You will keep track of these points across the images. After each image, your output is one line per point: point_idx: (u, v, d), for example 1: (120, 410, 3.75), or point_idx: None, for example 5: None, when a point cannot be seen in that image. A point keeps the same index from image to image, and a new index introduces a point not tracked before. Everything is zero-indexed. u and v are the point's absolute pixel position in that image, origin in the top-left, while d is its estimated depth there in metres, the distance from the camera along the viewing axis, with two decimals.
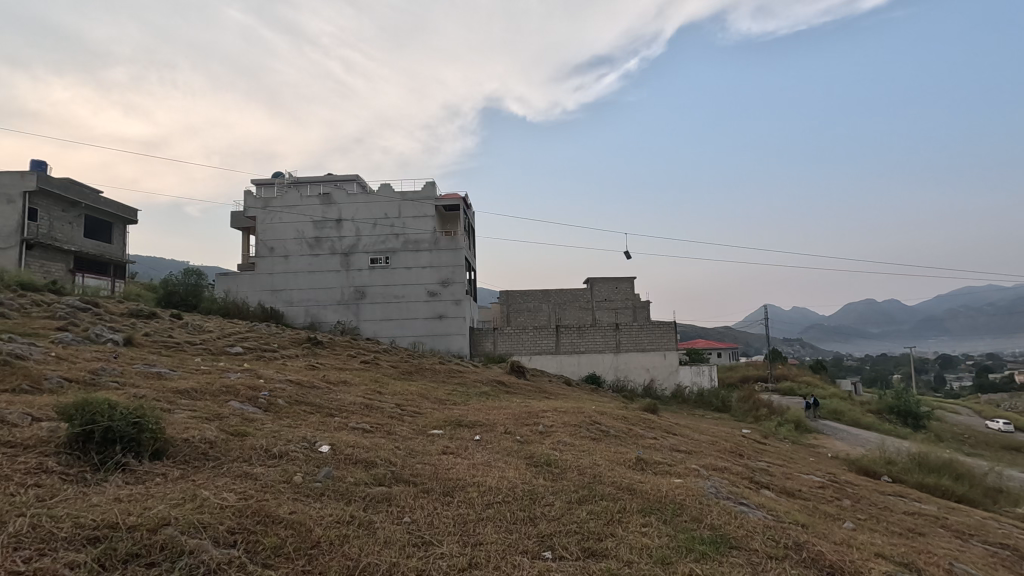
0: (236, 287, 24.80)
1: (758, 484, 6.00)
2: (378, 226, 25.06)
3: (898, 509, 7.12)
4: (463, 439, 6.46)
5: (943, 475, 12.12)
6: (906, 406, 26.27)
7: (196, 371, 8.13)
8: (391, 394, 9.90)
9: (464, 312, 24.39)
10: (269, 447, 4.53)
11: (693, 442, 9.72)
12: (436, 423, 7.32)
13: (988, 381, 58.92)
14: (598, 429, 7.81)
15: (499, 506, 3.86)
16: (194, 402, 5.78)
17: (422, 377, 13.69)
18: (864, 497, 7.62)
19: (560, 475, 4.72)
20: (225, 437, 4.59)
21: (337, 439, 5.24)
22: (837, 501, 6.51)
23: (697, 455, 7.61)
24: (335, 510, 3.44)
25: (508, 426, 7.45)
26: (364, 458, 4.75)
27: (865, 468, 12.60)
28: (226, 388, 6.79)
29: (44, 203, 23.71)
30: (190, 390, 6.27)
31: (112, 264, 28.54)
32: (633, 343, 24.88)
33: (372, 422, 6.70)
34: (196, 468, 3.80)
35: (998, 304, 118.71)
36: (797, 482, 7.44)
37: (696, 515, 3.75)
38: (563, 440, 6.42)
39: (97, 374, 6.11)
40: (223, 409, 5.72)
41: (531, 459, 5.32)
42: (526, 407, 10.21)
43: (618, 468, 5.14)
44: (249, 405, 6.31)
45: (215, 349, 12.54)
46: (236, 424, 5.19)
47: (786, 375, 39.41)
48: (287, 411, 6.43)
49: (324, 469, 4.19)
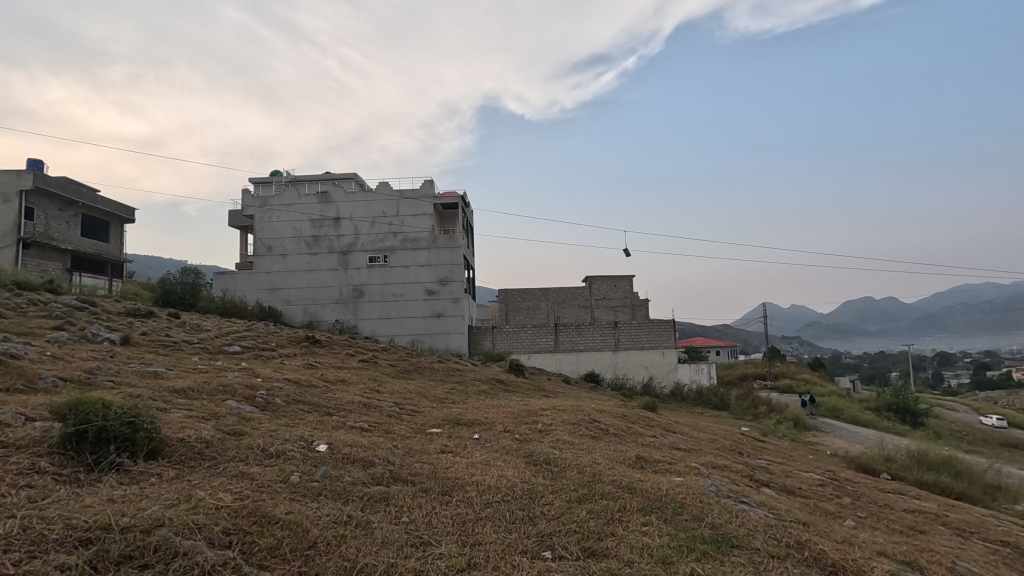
0: (234, 286, 24.71)
1: (758, 483, 5.98)
2: (376, 224, 24.99)
3: (899, 506, 7.12)
4: (461, 438, 6.43)
5: (942, 472, 12.14)
6: (905, 403, 26.32)
7: (193, 370, 8.07)
8: (389, 393, 9.87)
9: (463, 310, 24.35)
10: (266, 447, 4.48)
11: (693, 440, 9.71)
12: (435, 421, 7.28)
13: (985, 378, 59.04)
14: (597, 427, 7.78)
15: (498, 506, 3.83)
16: (190, 401, 5.72)
17: (421, 376, 13.66)
18: (865, 495, 7.62)
19: (559, 474, 4.69)
20: (222, 437, 4.55)
21: (335, 438, 5.20)
22: (837, 498, 6.49)
23: (697, 453, 7.59)
24: (333, 510, 3.40)
25: (507, 424, 7.42)
26: (363, 457, 4.71)
27: (865, 465, 12.61)
28: (223, 387, 6.74)
29: (40, 202, 23.59)
30: (186, 389, 6.22)
31: (109, 263, 28.43)
32: (632, 341, 24.86)
33: (370, 421, 6.65)
34: (191, 468, 3.75)
35: (996, 302, 119.10)
36: (797, 480, 7.42)
37: (696, 514, 3.72)
38: (562, 439, 6.39)
39: (93, 374, 6.05)
40: (220, 408, 5.68)
41: (529, 458, 5.28)
42: (526, 405, 10.17)
43: (618, 466, 5.11)
44: (246, 404, 6.26)
45: (213, 348, 12.47)
46: (233, 424, 5.15)
47: (785, 372, 39.44)
48: (285, 410, 6.38)
49: (321, 469, 4.15)
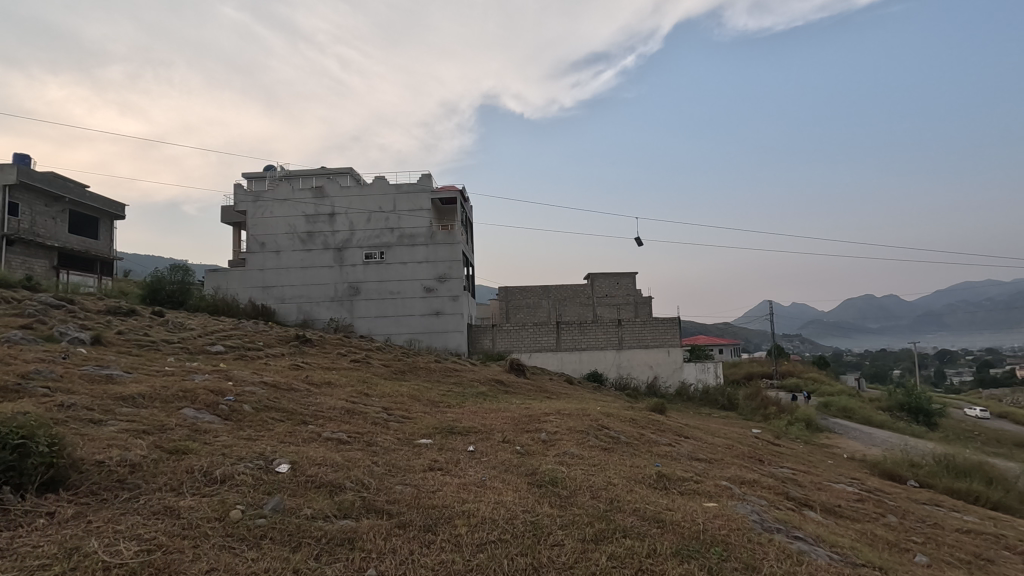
0: (225, 283, 23.88)
1: (798, 504, 5.14)
2: (372, 219, 24.19)
3: (950, 525, 6.31)
4: (454, 450, 5.62)
5: (974, 480, 11.29)
6: (918, 402, 25.44)
7: (157, 373, 7.23)
8: (379, 396, 9.07)
9: (462, 308, 23.53)
10: (210, 469, 3.65)
11: (708, 448, 8.88)
12: (424, 430, 6.46)
13: (990, 375, 57.64)
14: (607, 436, 6.96)
15: (493, 550, 3.00)
16: (136, 410, 4.93)
17: (415, 377, 12.84)
18: (910, 512, 6.77)
19: (569, 500, 3.87)
20: (157, 457, 3.71)
21: (302, 456, 4.38)
22: (883, 518, 5.74)
23: (720, 465, 6.76)
24: (274, 562, 2.58)
25: (506, 432, 6.62)
26: (332, 479, 3.89)
27: (890, 472, 11.80)
28: (182, 392, 5.93)
29: (24, 196, 22.78)
30: (137, 396, 5.41)
31: (98, 260, 27.61)
32: (636, 339, 24.02)
33: (351, 431, 5.85)
34: (100, 503, 2.94)
35: (998, 299, 118.01)
36: (832, 495, 6.59)
37: (747, 561, 2.94)
38: (569, 451, 5.58)
39: (29, 379, 5.27)
40: (171, 419, 4.85)
41: (533, 478, 4.47)
42: (527, 409, 9.37)
43: (639, 488, 4.29)
44: (206, 412, 5.46)
45: (193, 348, 11.66)
46: (181, 438, 4.33)
47: (791, 372, 38.43)
48: (251, 420, 5.57)
49: (273, 500, 3.32)
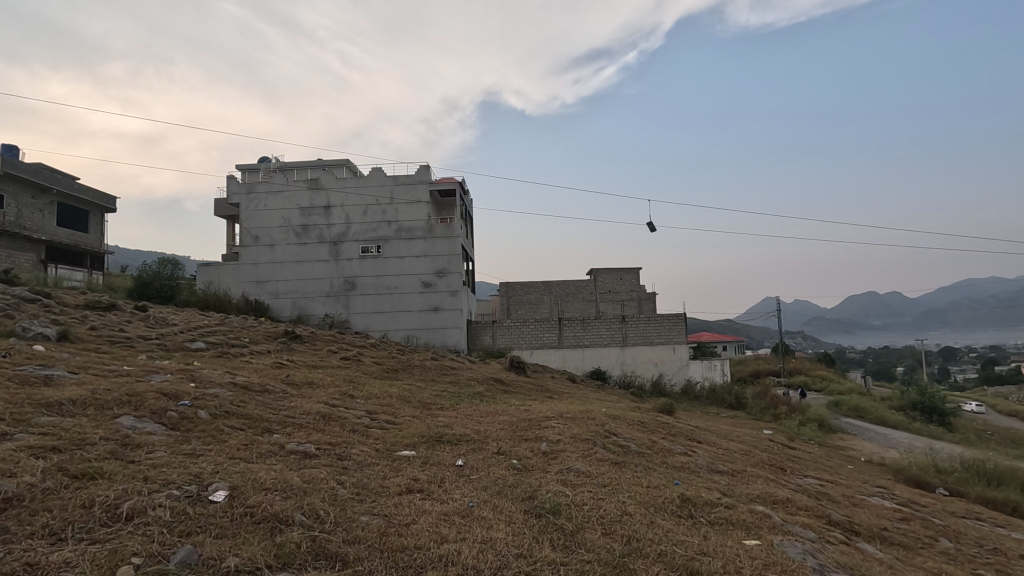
0: (217, 278, 23.12)
1: (846, 533, 4.34)
2: (369, 212, 23.36)
3: (1011, 550, 5.50)
4: (439, 465, 4.80)
5: (1008, 487, 10.46)
6: (932, 402, 24.53)
7: (113, 374, 6.41)
8: (364, 398, 8.31)
9: (461, 304, 22.77)
10: (117, 502, 2.84)
11: (726, 455, 8.07)
12: (408, 439, 5.64)
13: (997, 372, 56.33)
14: (616, 444, 6.17)
15: None
16: (59, 420, 4.13)
17: (409, 376, 12.07)
18: (961, 532, 5.96)
19: (576, 540, 3.06)
20: (51, 486, 2.90)
21: (247, 478, 3.56)
22: (938, 545, 4.92)
23: (743, 478, 5.97)
24: None
25: (501, 441, 5.79)
26: (278, 512, 3.08)
27: (915, 478, 11.00)
28: (127, 396, 5.10)
29: (8, 187, 21.94)
30: (69, 401, 4.62)
31: (87, 254, 26.77)
32: (641, 336, 23.19)
33: (321, 442, 5.03)
34: None
35: (1003, 296, 116.62)
36: (872, 514, 5.80)
37: None
38: (574, 466, 4.76)
39: None
40: (97, 431, 4.03)
41: (532, 505, 3.65)
42: (527, 411, 8.59)
43: (662, 521, 3.48)
44: (149, 421, 4.65)
45: (171, 345, 10.88)
46: (99, 457, 3.52)
47: (797, 369, 37.46)
48: (203, 429, 4.74)
49: (186, 551, 2.50)
